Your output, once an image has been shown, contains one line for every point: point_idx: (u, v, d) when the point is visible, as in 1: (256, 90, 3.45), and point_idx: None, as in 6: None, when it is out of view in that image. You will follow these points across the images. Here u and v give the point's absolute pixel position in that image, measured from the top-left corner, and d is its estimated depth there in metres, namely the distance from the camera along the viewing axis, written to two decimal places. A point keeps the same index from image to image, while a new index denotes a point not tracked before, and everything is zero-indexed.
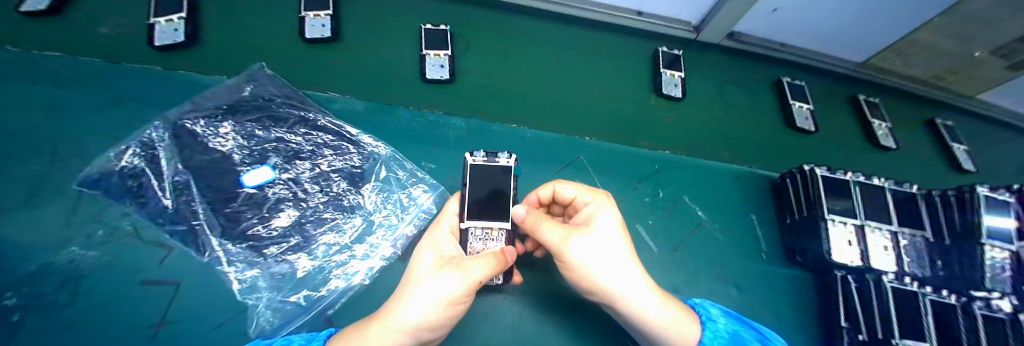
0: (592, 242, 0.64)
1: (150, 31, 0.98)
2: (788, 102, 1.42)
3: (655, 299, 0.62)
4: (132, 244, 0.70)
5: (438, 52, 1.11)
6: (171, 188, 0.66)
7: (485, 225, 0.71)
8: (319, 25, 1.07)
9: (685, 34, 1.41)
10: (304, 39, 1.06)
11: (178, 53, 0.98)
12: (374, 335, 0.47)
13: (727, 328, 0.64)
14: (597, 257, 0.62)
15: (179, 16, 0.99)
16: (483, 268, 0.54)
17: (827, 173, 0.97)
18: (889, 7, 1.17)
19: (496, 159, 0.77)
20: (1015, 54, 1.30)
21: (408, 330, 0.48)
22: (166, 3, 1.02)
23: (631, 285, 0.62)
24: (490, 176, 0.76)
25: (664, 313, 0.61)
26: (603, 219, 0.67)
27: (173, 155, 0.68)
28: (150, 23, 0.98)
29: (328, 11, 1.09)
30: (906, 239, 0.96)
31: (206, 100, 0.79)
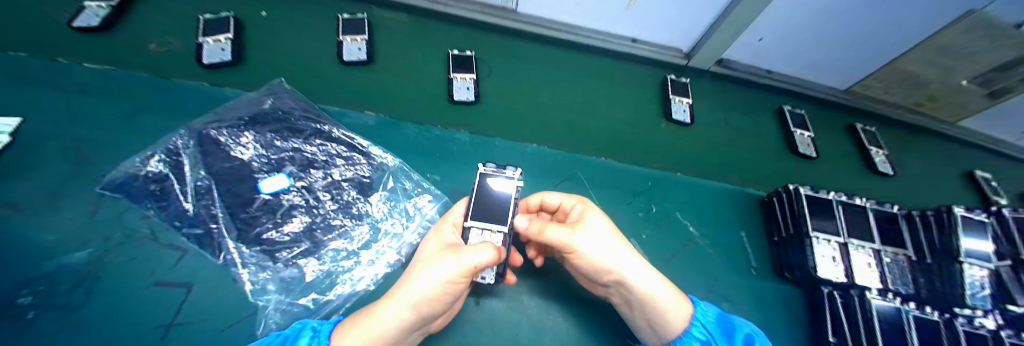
0: (592, 232, 0.68)
1: (199, 49, 1.06)
2: (791, 130, 1.49)
3: (658, 279, 0.66)
4: (148, 246, 0.73)
5: (464, 74, 1.19)
6: (192, 192, 0.70)
7: (485, 225, 0.74)
8: (356, 49, 1.16)
9: (678, 61, 1.50)
10: (341, 61, 1.14)
11: (226, 71, 1.06)
12: (385, 309, 0.51)
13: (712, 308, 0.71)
14: (601, 246, 0.67)
15: (227, 37, 1.08)
16: (482, 257, 0.56)
17: (811, 192, 1.03)
18: (865, 36, 1.27)
19: (503, 170, 0.81)
20: (993, 83, 1.38)
21: (416, 304, 0.51)
22: (213, 25, 1.11)
23: (636, 269, 0.66)
24: (493, 184, 0.80)
25: (666, 292, 0.66)
26: (594, 215, 0.74)
27: (197, 162, 0.73)
28: (199, 42, 1.06)
29: (363, 35, 1.18)
30: (889, 257, 1.00)
31: (229, 112, 0.84)
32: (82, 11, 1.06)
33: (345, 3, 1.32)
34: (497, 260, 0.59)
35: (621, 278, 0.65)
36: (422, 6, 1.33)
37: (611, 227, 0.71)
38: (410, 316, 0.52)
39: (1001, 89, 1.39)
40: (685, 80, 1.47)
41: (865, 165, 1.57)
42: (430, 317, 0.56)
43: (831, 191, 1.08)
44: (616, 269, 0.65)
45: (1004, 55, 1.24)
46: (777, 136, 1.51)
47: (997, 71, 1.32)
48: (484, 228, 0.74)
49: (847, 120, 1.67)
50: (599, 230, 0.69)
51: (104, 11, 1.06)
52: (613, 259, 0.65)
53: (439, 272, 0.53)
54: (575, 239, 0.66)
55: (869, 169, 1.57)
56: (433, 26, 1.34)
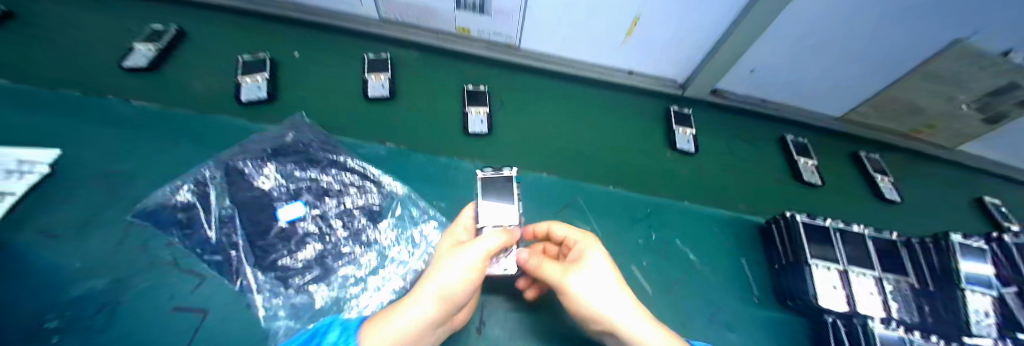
0: (587, 274, 0.70)
1: (239, 88, 1.18)
2: (794, 158, 1.53)
3: (651, 326, 0.65)
4: (170, 273, 0.77)
5: (478, 107, 1.28)
6: (217, 220, 0.75)
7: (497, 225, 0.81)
8: (379, 86, 1.26)
9: (673, 90, 1.57)
10: (366, 97, 1.23)
11: (262, 107, 1.17)
12: (413, 305, 0.56)
13: None
14: (595, 288, 0.67)
15: (263, 76, 1.20)
16: (496, 241, 0.63)
17: (807, 219, 1.06)
18: (851, 67, 1.33)
19: (501, 171, 0.94)
20: (988, 109, 1.40)
21: (444, 299, 0.57)
22: (251, 65, 1.24)
23: (629, 315, 0.65)
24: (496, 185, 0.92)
25: (659, 339, 0.64)
26: (593, 254, 0.74)
27: (223, 191, 0.79)
28: (238, 81, 1.19)
29: (386, 73, 1.28)
30: (891, 285, 1.01)
31: (253, 145, 0.90)
32: (132, 53, 1.22)
33: (365, 45, 1.46)
34: (509, 243, 0.66)
35: (614, 326, 0.66)
36: (432, 45, 1.46)
37: (610, 269, 0.72)
38: (436, 312, 0.57)
39: (997, 114, 1.42)
40: (689, 111, 1.55)
41: (873, 192, 1.60)
42: (454, 309, 0.61)
43: (829, 218, 1.10)
44: (610, 317, 0.66)
45: (995, 81, 1.27)
46: (783, 164, 1.55)
47: (990, 96, 1.34)
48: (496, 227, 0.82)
49: (847, 148, 1.72)
50: (596, 271, 0.70)
51: (151, 52, 1.21)
52: (605, 303, 0.66)
53: (456, 263, 0.59)
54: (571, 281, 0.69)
55: (876, 196, 1.59)
56: (442, 62, 1.46)
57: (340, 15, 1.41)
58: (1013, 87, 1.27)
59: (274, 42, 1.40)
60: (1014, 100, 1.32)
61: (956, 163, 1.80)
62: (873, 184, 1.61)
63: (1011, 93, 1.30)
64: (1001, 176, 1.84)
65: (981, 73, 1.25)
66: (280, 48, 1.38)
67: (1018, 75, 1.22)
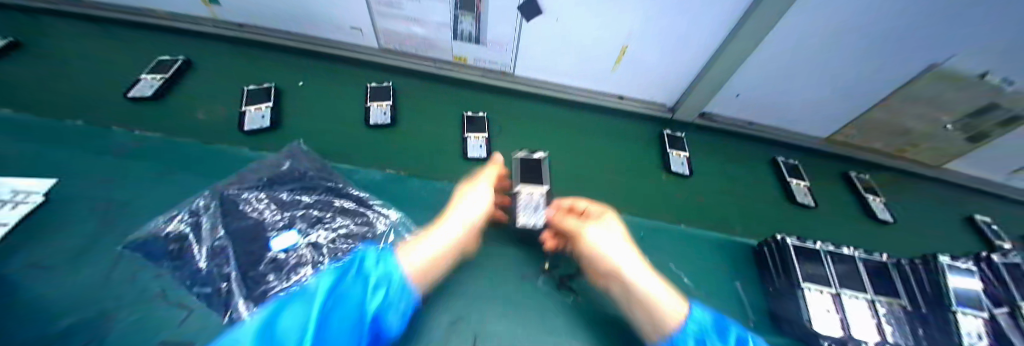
0: (604, 229, 0.86)
1: (243, 117, 1.23)
2: (787, 180, 1.57)
3: (653, 277, 0.77)
4: (158, 306, 0.76)
5: (477, 134, 1.32)
6: (208, 251, 0.75)
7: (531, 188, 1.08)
8: (381, 113, 1.31)
9: (662, 114, 1.62)
10: (369, 125, 1.29)
11: (265, 135, 1.21)
12: (446, 225, 0.84)
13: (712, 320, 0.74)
14: (609, 240, 0.82)
15: (267, 105, 1.26)
16: (491, 172, 1.04)
17: (798, 242, 1.08)
18: (831, 91, 1.39)
19: (531, 155, 1.22)
20: (973, 127, 1.44)
21: (469, 220, 0.87)
22: (256, 95, 1.30)
23: (636, 266, 0.78)
24: (530, 165, 1.18)
25: (659, 287, 0.76)
26: (610, 221, 0.90)
27: (216, 221, 0.78)
28: (243, 111, 1.24)
29: (388, 101, 1.34)
30: (884, 308, 0.99)
31: (250, 174, 0.92)
32: (138, 83, 1.28)
33: (365, 72, 1.50)
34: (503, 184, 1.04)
35: (618, 270, 0.78)
36: (430, 72, 1.51)
37: (622, 234, 0.87)
38: (463, 231, 0.85)
39: (979, 133, 1.46)
40: (680, 135, 1.60)
41: (866, 213, 1.62)
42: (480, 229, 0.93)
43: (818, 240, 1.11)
44: (615, 263, 0.79)
45: (973, 102, 1.32)
46: (776, 186, 1.59)
47: (971, 116, 1.39)
48: (528, 187, 1.08)
49: (837, 169, 1.76)
50: (611, 231, 0.86)
51: (157, 82, 1.27)
52: (616, 252, 0.80)
53: (479, 198, 0.94)
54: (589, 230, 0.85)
55: (871, 218, 1.61)
56: (440, 89, 1.51)
57: (342, 46, 1.47)
58: (992, 107, 1.33)
59: (279, 70, 1.45)
60: (993, 119, 1.37)
61: (943, 181, 1.85)
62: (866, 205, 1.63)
63: (990, 113, 1.35)
64: (989, 193, 1.87)
65: (963, 93, 1.29)
66: (283, 76, 1.43)
67: (995, 96, 1.28)
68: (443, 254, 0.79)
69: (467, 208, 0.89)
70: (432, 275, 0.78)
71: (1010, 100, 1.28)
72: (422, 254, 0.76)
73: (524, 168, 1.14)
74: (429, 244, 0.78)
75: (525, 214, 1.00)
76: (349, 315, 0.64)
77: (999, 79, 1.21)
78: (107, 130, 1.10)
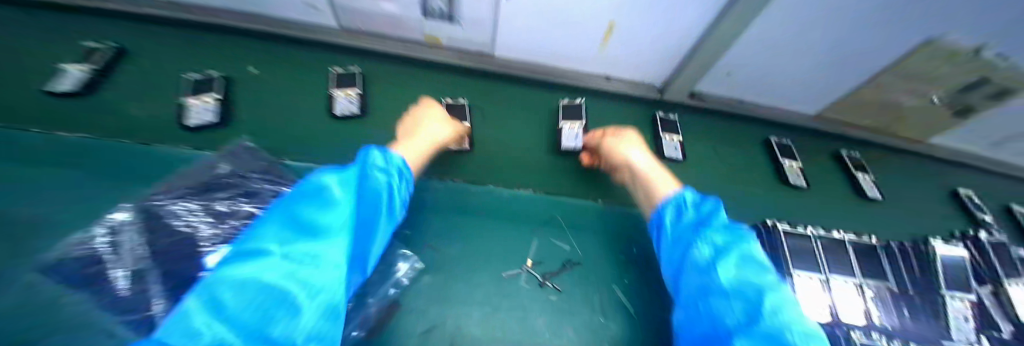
0: (626, 137, 1.14)
1: (185, 111, 1.07)
2: (780, 161, 1.52)
3: (659, 171, 1.05)
4: (82, 334, 0.66)
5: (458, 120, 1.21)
6: (131, 276, 0.64)
7: (570, 125, 1.30)
8: (348, 102, 1.17)
9: (650, 94, 1.53)
10: (333, 115, 1.15)
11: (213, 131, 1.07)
12: (427, 132, 1.03)
13: (692, 197, 0.94)
14: (630, 145, 1.11)
15: (214, 98, 1.10)
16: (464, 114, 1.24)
17: (788, 228, 1.05)
18: (823, 67, 1.33)
19: (573, 101, 1.38)
20: (959, 102, 1.42)
21: (440, 136, 1.06)
22: (202, 86, 1.14)
23: (647, 163, 1.06)
24: (571, 110, 1.36)
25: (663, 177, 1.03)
26: (630, 132, 1.16)
27: (138, 239, 0.67)
28: (186, 104, 1.08)
29: (356, 89, 1.20)
30: (871, 290, 0.97)
31: (181, 181, 0.80)
32: (62, 75, 1.11)
33: (324, 53, 1.33)
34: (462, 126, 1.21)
35: (633, 164, 1.07)
36: (397, 53, 1.35)
37: (640, 142, 1.14)
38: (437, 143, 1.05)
39: (964, 108, 1.44)
40: (675, 117, 1.52)
41: (854, 191, 1.60)
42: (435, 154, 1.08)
43: (808, 225, 1.09)
44: (633, 160, 1.07)
45: (964, 78, 1.26)
46: (768, 167, 1.54)
47: (961, 91, 1.35)
48: (568, 122, 1.32)
49: (829, 147, 1.72)
50: (631, 139, 1.13)
51: (84, 74, 1.10)
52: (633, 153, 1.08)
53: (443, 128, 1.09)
54: (614, 139, 1.14)
55: (859, 196, 1.60)
56: (411, 71, 1.36)
57: (298, 25, 1.31)
58: (981, 82, 1.27)
59: (227, 54, 1.29)
60: (982, 94, 1.34)
61: (930, 155, 1.84)
62: (855, 184, 1.61)
63: (978, 88, 1.30)
64: (972, 166, 1.88)
65: (953, 68, 1.25)
66: (232, 62, 1.27)
67: (986, 72, 1.21)
68: (422, 156, 0.98)
69: (437, 123, 1.08)
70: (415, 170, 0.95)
71: (1002, 76, 1.21)
72: (411, 152, 0.95)
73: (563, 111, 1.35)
74: (411, 146, 0.97)
75: (568, 140, 1.28)
76: (374, 199, 0.78)
77: (992, 54, 1.15)
78: (19, 131, 0.95)
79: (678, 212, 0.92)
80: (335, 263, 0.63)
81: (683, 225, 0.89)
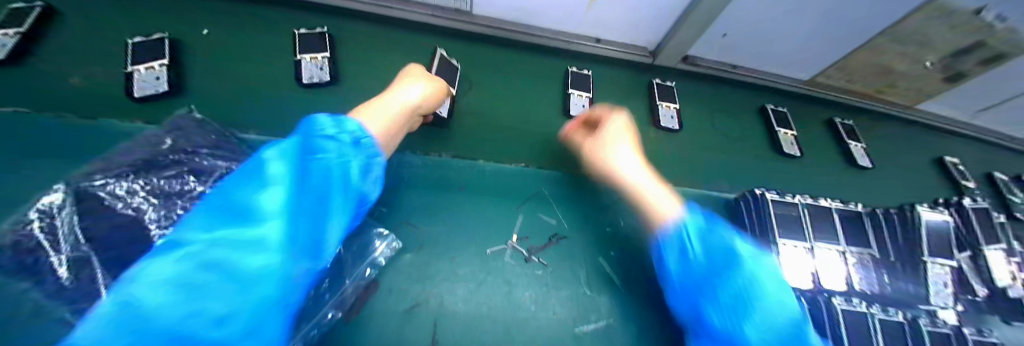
0: (613, 141, 0.92)
1: (128, 80, 0.90)
2: (774, 129, 1.50)
3: (656, 185, 0.82)
4: (39, 326, 0.61)
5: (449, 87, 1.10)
6: (69, 263, 0.57)
7: (579, 93, 1.29)
8: (318, 68, 1.05)
9: (642, 59, 1.45)
10: (301, 83, 1.03)
11: (166, 102, 0.92)
12: (396, 97, 0.81)
13: (696, 222, 0.74)
14: (618, 153, 0.89)
15: (162, 64, 0.94)
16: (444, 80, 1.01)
17: (777, 196, 1.01)
18: (823, 30, 1.26)
19: (582, 71, 1.35)
20: (953, 67, 1.39)
21: (415, 101, 0.84)
22: (143, 49, 0.95)
23: (640, 177, 0.84)
24: (582, 79, 1.33)
25: (661, 192, 0.81)
26: (617, 131, 0.94)
27: (72, 225, 0.59)
28: (128, 71, 0.91)
29: (325, 53, 1.08)
30: (854, 258, 0.98)
31: (122, 157, 0.71)
32: None
33: (279, 11, 1.17)
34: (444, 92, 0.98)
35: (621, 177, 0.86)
36: (367, 11, 1.22)
37: (631, 145, 0.92)
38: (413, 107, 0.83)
39: (958, 73, 1.41)
40: (671, 84, 1.45)
41: (845, 158, 1.60)
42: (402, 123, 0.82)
43: (797, 193, 1.06)
44: (622, 169, 0.87)
45: (961, 40, 1.24)
46: (762, 136, 1.51)
47: (954, 55, 1.32)
48: (578, 91, 1.29)
49: (822, 115, 1.69)
50: (618, 144, 0.91)
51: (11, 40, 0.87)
52: (622, 163, 0.87)
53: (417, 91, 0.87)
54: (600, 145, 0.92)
55: (848, 163, 1.59)
56: (379, 32, 1.23)
57: None
58: (975, 46, 1.26)
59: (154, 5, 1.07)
60: (977, 58, 1.31)
61: (913, 122, 1.85)
62: (845, 151, 1.61)
63: (972, 52, 1.28)
64: (949, 132, 1.92)
65: (952, 31, 1.21)
66: (165, 15, 1.07)
67: (984, 34, 1.19)
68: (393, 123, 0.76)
69: (411, 87, 0.86)
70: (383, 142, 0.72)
71: (997, 39, 1.21)
72: (376, 120, 0.71)
73: (575, 78, 1.31)
74: (378, 111, 0.74)
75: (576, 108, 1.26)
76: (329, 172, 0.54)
77: (992, 16, 1.13)
78: None
79: (680, 250, 0.74)
80: (276, 244, 0.40)
81: (687, 269, 0.72)
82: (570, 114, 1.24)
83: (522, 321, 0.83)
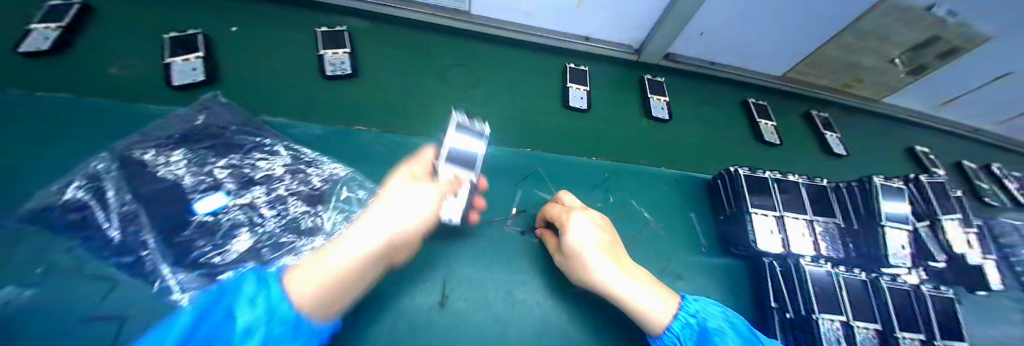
0: (588, 233, 0.79)
1: (168, 70, 0.99)
2: (756, 121, 1.61)
3: (643, 289, 0.72)
4: (73, 278, 0.66)
5: (462, 171, 0.84)
6: (118, 218, 0.66)
7: (577, 87, 1.40)
8: (340, 62, 1.15)
9: (628, 56, 1.57)
10: (324, 75, 1.13)
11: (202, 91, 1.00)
12: (358, 234, 0.63)
13: (694, 309, 0.70)
14: (595, 251, 0.76)
15: (197, 56, 1.03)
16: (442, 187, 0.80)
17: (748, 172, 1.11)
18: (793, 27, 1.38)
19: (578, 67, 1.48)
20: (914, 60, 1.52)
21: (388, 233, 0.65)
22: (181, 44, 1.05)
23: (624, 281, 0.72)
24: (580, 75, 1.45)
25: (650, 297, 0.71)
26: (586, 221, 0.83)
27: (120, 185, 0.68)
28: (167, 63, 1.00)
29: (345, 48, 1.18)
30: (821, 226, 1.09)
31: (157, 131, 0.79)
32: (26, 35, 0.95)
33: (291, 12, 1.27)
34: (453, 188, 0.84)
35: (605, 286, 0.73)
36: (369, 11, 1.32)
37: (602, 237, 0.80)
38: (384, 242, 0.64)
39: (920, 65, 1.54)
40: (661, 79, 1.58)
41: (820, 146, 1.71)
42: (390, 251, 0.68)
43: (768, 170, 1.16)
44: (605, 279, 0.73)
45: (919, 35, 1.37)
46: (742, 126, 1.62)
47: (914, 49, 1.46)
48: (576, 85, 1.41)
49: (799, 108, 1.81)
50: (591, 241, 0.78)
51: (55, 33, 0.97)
52: (602, 268, 0.74)
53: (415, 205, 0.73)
54: (575, 241, 0.78)
55: (824, 151, 1.71)
56: (384, 29, 1.33)
57: None
58: (933, 40, 1.39)
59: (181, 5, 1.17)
60: (934, 51, 1.45)
61: (884, 115, 1.97)
62: (821, 140, 1.72)
63: (931, 45, 1.42)
64: (921, 126, 2.04)
65: (908, 27, 1.34)
66: (192, 14, 1.16)
67: (939, 28, 1.33)
68: (349, 271, 0.58)
69: (395, 209, 0.70)
70: (338, 302, 0.56)
71: (950, 33, 1.34)
72: (317, 272, 0.54)
73: (572, 74, 1.43)
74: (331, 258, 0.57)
75: (574, 99, 1.37)
76: None
77: (943, 12, 1.27)
78: None
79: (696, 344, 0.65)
80: None
81: None
82: (570, 105, 1.35)
83: (521, 284, 0.90)
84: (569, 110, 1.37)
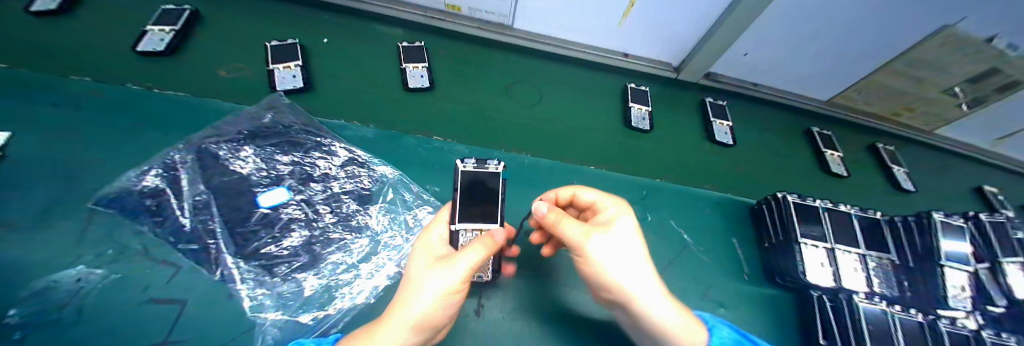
0: (615, 242, 0.60)
1: (272, 76, 1.08)
2: (822, 151, 1.56)
3: (673, 309, 0.59)
4: (140, 262, 0.70)
5: (482, 225, 0.77)
6: (190, 207, 0.73)
7: (639, 107, 1.39)
8: (418, 75, 1.20)
9: (666, 73, 1.56)
10: (407, 88, 1.17)
11: (300, 96, 1.08)
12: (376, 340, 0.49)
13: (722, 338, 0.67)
14: (625, 266, 0.58)
15: (297, 64, 1.11)
16: (472, 257, 0.56)
17: (798, 200, 1.05)
18: (843, 50, 1.33)
19: (638, 88, 1.47)
20: (971, 93, 1.43)
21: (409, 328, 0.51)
22: (281, 51, 1.14)
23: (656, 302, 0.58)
24: (640, 96, 1.45)
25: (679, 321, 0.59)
26: (622, 224, 0.64)
27: (195, 176, 0.76)
28: (271, 69, 1.09)
29: (423, 62, 1.23)
30: (873, 262, 1.03)
31: (228, 126, 0.88)
32: (144, 35, 1.09)
33: (342, 19, 1.33)
34: (491, 252, 0.58)
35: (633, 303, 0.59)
36: (416, 21, 1.37)
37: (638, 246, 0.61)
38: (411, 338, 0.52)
39: (977, 98, 1.45)
40: (723, 103, 1.57)
41: (886, 179, 1.63)
42: (427, 336, 0.57)
43: (818, 198, 1.11)
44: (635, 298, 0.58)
45: (975, 67, 1.30)
46: (786, 151, 1.56)
47: (971, 81, 1.37)
48: (637, 105, 1.40)
49: (845, 136, 1.73)
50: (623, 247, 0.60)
51: (167, 35, 1.09)
52: (632, 283, 0.58)
53: (436, 288, 0.53)
54: (597, 246, 0.59)
55: (892, 186, 1.62)
56: (430, 41, 1.37)
57: None
58: (990, 72, 1.31)
59: (257, 14, 1.27)
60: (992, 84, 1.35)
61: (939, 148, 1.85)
62: (889, 174, 1.63)
63: (987, 78, 1.34)
64: (980, 162, 1.89)
65: (962, 58, 1.28)
66: (267, 21, 1.27)
67: (996, 61, 1.26)
68: None
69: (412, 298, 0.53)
70: None
71: (1011, 66, 1.27)
72: None
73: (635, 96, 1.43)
74: None
75: (635, 120, 1.36)
76: None
77: (1002, 45, 1.20)
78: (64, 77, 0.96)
79: None
80: None
81: None
82: (632, 126, 1.34)
83: (558, 297, 0.90)
84: (629, 129, 1.36)
